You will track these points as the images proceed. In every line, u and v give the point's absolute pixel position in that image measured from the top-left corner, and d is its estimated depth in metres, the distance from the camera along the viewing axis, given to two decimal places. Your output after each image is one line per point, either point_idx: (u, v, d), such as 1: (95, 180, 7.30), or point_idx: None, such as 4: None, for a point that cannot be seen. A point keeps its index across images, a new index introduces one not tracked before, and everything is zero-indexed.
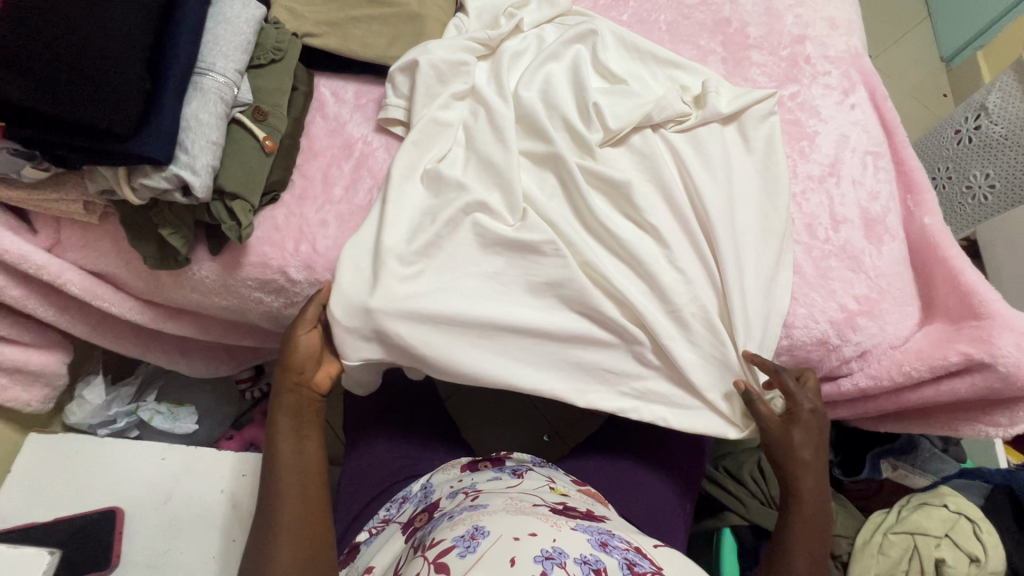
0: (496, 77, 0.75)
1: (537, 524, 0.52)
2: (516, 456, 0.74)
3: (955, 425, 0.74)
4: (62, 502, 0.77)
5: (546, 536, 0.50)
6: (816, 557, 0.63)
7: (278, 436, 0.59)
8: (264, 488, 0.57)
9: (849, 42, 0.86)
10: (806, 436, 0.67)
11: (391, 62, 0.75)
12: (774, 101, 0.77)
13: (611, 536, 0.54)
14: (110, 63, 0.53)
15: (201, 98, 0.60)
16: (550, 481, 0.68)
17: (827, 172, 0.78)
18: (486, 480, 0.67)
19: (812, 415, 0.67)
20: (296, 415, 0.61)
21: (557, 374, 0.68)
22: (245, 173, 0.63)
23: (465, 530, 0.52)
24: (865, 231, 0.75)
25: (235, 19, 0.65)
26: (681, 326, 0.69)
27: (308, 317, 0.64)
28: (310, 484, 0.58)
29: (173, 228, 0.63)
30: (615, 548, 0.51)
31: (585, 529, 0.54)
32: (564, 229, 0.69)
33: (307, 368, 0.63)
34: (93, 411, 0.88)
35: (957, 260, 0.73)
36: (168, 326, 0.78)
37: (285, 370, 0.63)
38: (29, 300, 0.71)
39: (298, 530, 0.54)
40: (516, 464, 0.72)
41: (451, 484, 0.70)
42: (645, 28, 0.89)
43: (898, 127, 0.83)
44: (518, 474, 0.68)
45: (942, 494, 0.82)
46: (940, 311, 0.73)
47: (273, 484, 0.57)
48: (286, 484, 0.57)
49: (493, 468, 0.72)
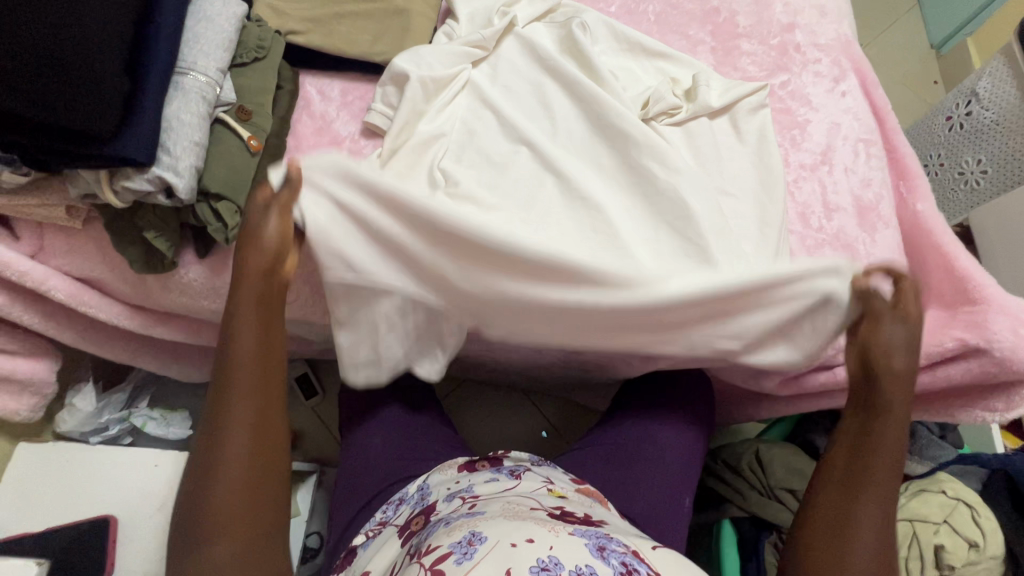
0: (487, 72, 0.75)
1: (535, 530, 0.51)
2: (513, 455, 0.74)
3: (953, 412, 0.74)
4: (54, 510, 0.76)
5: (543, 544, 0.49)
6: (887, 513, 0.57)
7: (235, 318, 0.55)
8: (218, 368, 0.54)
9: (838, 30, 0.86)
10: (907, 336, 0.60)
11: (377, 59, 0.74)
12: (765, 93, 0.77)
13: (609, 540, 0.53)
14: (86, 62, 0.52)
15: (182, 98, 0.59)
16: (548, 482, 0.67)
17: (819, 161, 0.78)
18: (484, 483, 0.66)
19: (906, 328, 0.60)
20: (259, 302, 0.56)
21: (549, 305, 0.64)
22: (230, 173, 0.62)
23: (461, 536, 0.52)
24: (859, 219, 0.75)
25: (216, 17, 0.64)
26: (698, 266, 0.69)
27: (279, 199, 0.56)
28: (266, 376, 0.54)
29: (158, 231, 0.62)
30: (612, 553, 0.51)
31: (583, 533, 0.53)
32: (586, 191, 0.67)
33: (267, 260, 0.56)
34: (83, 419, 0.87)
35: (950, 246, 0.73)
36: (158, 331, 0.77)
37: (257, 241, 0.56)
38: (13, 308, 0.70)
39: (251, 420, 0.52)
40: (514, 465, 0.71)
41: (448, 485, 0.69)
42: (634, 20, 0.88)
43: (889, 113, 0.83)
44: (516, 475, 0.68)
45: (940, 480, 0.82)
46: (934, 296, 0.73)
47: (224, 364, 0.54)
48: (240, 372, 0.53)
49: (490, 468, 0.71)
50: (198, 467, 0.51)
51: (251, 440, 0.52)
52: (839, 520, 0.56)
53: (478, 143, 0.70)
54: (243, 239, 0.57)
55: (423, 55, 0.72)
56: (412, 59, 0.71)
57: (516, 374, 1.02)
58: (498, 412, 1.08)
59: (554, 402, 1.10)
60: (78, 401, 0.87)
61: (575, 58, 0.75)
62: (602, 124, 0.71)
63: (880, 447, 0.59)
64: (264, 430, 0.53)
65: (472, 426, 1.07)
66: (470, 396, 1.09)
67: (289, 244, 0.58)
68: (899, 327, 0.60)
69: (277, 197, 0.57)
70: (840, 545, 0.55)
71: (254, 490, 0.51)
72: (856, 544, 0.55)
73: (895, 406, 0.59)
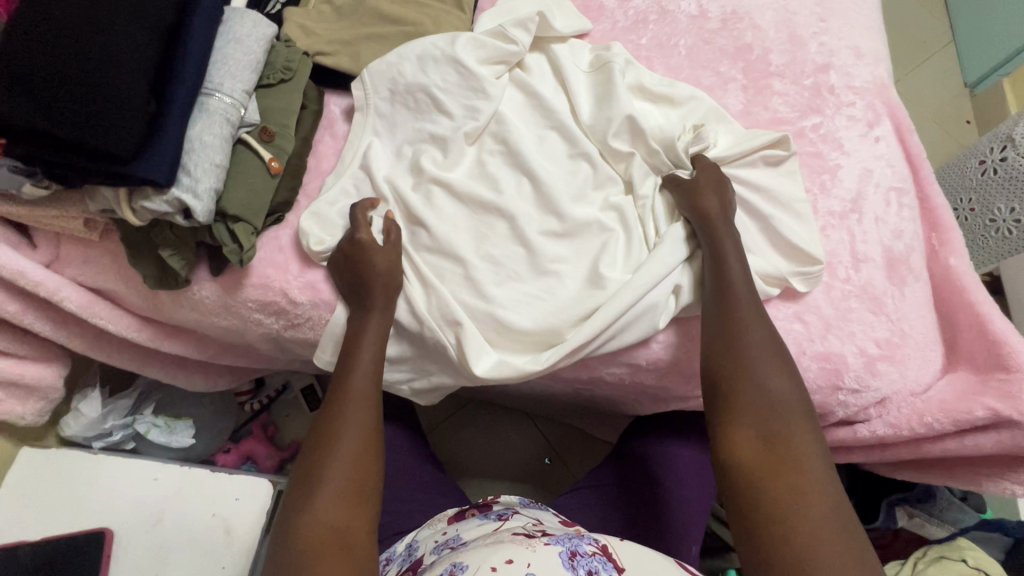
0: (523, 75, 0.75)
1: (513, 549, 0.50)
2: (502, 501, 0.71)
3: (978, 481, 0.71)
4: (46, 524, 0.75)
5: (521, 563, 0.48)
6: (774, 340, 0.58)
7: (354, 354, 0.59)
8: (330, 391, 0.58)
9: (874, 72, 0.85)
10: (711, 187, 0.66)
11: (382, 128, 0.73)
12: (785, 142, 0.73)
13: (579, 541, 0.51)
14: (112, 84, 0.51)
15: (206, 119, 0.58)
16: (535, 521, 0.65)
17: (849, 209, 0.76)
18: (472, 528, 0.64)
19: (717, 203, 0.65)
20: (377, 335, 0.61)
21: (491, 323, 0.65)
22: (249, 195, 0.61)
23: (443, 570, 0.51)
24: (791, 301, 0.71)
25: (245, 38, 0.64)
26: (594, 286, 0.66)
27: (364, 222, 0.64)
28: (369, 412, 0.56)
29: (173, 249, 0.61)
30: (583, 559, 0.49)
31: (558, 539, 0.52)
32: (557, 197, 0.68)
33: (381, 307, 0.62)
34: (87, 425, 0.87)
35: (983, 306, 0.71)
36: (166, 344, 0.76)
37: (367, 313, 0.62)
38: (26, 315, 0.70)
39: (359, 420, 0.55)
40: (503, 509, 0.69)
41: (435, 538, 0.65)
42: (664, 53, 0.86)
43: (923, 162, 0.82)
44: (503, 518, 0.65)
45: (960, 547, 0.77)
46: (964, 357, 0.71)
47: (344, 373, 0.58)
48: (349, 404, 0.56)
49: (478, 516, 0.68)
50: (306, 463, 0.53)
51: (355, 441, 0.54)
52: (775, 466, 0.50)
53: (485, 172, 0.70)
54: (358, 270, 0.62)
55: (398, 138, 0.73)
56: (383, 124, 0.73)
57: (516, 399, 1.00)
58: (498, 437, 1.06)
59: (556, 428, 1.07)
60: (82, 407, 0.87)
61: (604, 78, 0.74)
62: (603, 171, 0.71)
63: (742, 304, 0.60)
64: (371, 419, 0.56)
65: (473, 450, 1.05)
66: (474, 416, 1.07)
67: (396, 274, 0.63)
68: (711, 194, 0.65)
69: (391, 242, 0.64)
70: (789, 476, 0.49)
71: (358, 469, 0.53)
72: (795, 468, 0.50)
73: (724, 232, 0.64)
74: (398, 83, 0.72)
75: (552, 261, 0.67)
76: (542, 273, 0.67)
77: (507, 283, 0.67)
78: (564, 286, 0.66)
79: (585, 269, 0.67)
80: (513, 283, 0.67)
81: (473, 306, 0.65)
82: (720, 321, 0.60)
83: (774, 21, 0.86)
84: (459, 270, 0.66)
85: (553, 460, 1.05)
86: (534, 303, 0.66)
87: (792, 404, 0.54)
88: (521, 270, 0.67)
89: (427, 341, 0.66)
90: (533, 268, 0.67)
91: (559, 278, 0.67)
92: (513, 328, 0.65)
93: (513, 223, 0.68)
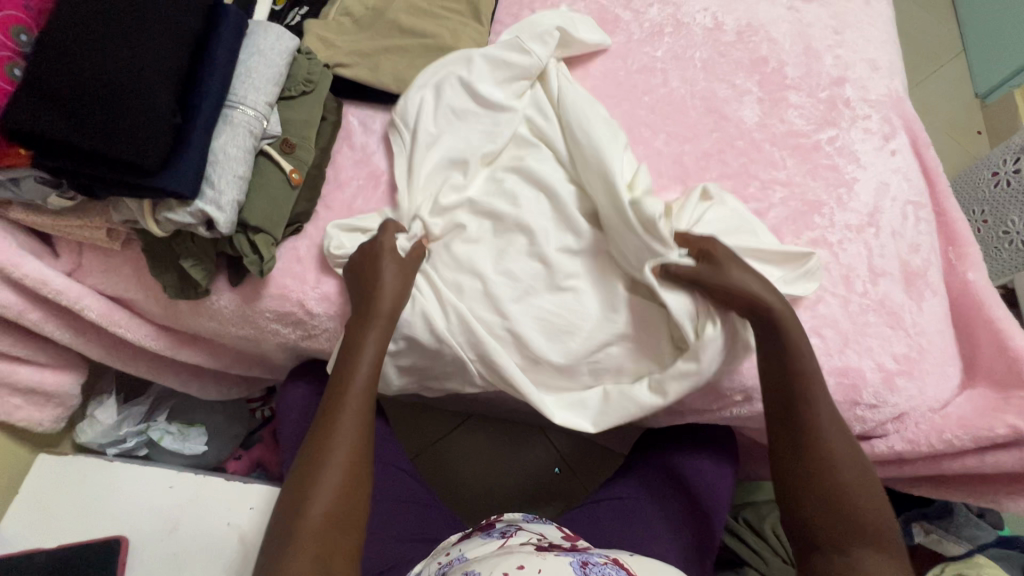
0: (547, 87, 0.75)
1: (523, 556, 0.50)
2: (506, 517, 0.69)
3: (998, 498, 0.70)
4: (62, 532, 0.75)
5: (532, 568, 0.48)
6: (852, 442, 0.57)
7: (351, 358, 0.58)
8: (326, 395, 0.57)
9: (890, 85, 0.85)
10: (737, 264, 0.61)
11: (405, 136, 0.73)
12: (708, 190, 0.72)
13: (589, 553, 0.52)
14: (140, 98, 0.52)
15: (229, 131, 0.59)
16: (539, 535, 0.63)
17: (866, 222, 0.75)
18: (475, 547, 0.61)
19: (738, 280, 0.61)
20: (375, 341, 0.60)
21: (509, 343, 0.66)
22: (270, 206, 0.62)
23: None
24: (809, 317, 0.70)
25: (268, 51, 0.64)
26: (610, 305, 0.66)
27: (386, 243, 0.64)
28: (362, 418, 0.56)
29: (195, 260, 0.62)
30: (595, 567, 0.49)
31: (568, 552, 0.52)
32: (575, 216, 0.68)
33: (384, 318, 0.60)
34: (103, 431, 0.88)
35: (1003, 322, 0.71)
36: (182, 352, 0.76)
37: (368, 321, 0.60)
38: (47, 324, 0.70)
39: (353, 429, 0.55)
40: (506, 526, 0.66)
41: (436, 561, 0.62)
42: (680, 65, 0.86)
43: (939, 176, 0.82)
44: (506, 535, 0.63)
45: (978, 564, 0.77)
46: (982, 372, 0.71)
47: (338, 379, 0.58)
48: (342, 409, 0.56)
49: (481, 534, 0.66)
50: (302, 470, 0.53)
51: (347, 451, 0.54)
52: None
53: (504, 187, 0.70)
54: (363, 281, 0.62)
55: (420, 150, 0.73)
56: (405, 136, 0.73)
57: (528, 407, 0.99)
58: (507, 445, 1.06)
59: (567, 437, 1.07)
60: (99, 413, 0.88)
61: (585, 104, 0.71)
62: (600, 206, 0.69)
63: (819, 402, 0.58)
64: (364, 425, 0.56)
65: (480, 459, 1.05)
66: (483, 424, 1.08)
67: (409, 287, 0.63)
68: (732, 268, 0.61)
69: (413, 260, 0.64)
70: None
71: (350, 480, 0.53)
72: None
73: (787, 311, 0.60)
74: (422, 95, 0.73)
75: (571, 281, 0.67)
76: (559, 291, 0.67)
77: (526, 303, 0.66)
78: (584, 306, 0.66)
79: (600, 287, 0.67)
80: (534, 302, 0.66)
81: (491, 324, 0.66)
82: (790, 404, 0.59)
83: (789, 34, 0.86)
84: (478, 286, 0.66)
85: (562, 468, 1.05)
86: (554, 322, 0.66)
87: (869, 513, 0.54)
88: (541, 288, 0.67)
89: (446, 355, 0.66)
90: (551, 285, 0.67)
91: (577, 296, 0.67)
92: (534, 350, 0.65)
93: (533, 240, 0.67)
